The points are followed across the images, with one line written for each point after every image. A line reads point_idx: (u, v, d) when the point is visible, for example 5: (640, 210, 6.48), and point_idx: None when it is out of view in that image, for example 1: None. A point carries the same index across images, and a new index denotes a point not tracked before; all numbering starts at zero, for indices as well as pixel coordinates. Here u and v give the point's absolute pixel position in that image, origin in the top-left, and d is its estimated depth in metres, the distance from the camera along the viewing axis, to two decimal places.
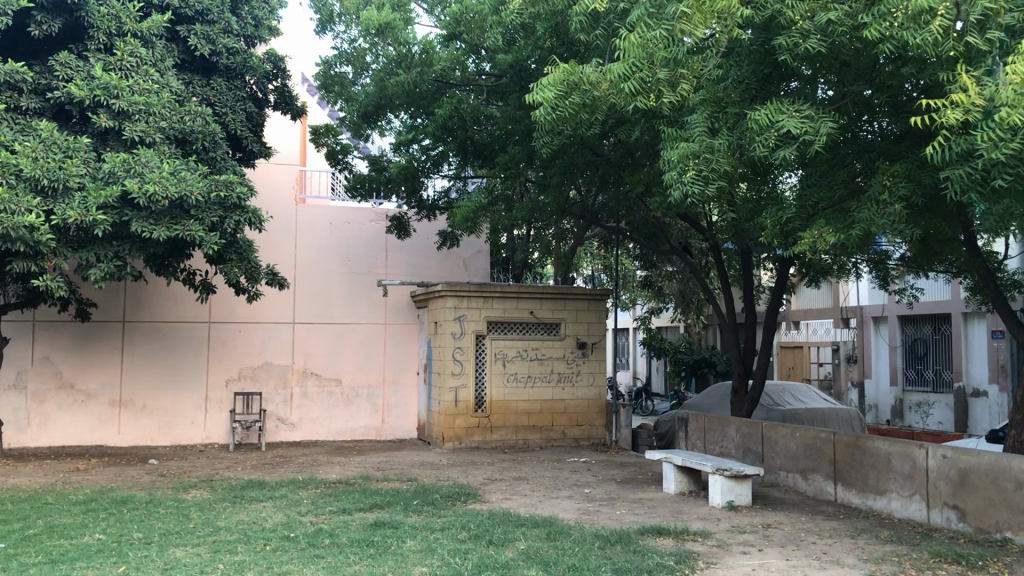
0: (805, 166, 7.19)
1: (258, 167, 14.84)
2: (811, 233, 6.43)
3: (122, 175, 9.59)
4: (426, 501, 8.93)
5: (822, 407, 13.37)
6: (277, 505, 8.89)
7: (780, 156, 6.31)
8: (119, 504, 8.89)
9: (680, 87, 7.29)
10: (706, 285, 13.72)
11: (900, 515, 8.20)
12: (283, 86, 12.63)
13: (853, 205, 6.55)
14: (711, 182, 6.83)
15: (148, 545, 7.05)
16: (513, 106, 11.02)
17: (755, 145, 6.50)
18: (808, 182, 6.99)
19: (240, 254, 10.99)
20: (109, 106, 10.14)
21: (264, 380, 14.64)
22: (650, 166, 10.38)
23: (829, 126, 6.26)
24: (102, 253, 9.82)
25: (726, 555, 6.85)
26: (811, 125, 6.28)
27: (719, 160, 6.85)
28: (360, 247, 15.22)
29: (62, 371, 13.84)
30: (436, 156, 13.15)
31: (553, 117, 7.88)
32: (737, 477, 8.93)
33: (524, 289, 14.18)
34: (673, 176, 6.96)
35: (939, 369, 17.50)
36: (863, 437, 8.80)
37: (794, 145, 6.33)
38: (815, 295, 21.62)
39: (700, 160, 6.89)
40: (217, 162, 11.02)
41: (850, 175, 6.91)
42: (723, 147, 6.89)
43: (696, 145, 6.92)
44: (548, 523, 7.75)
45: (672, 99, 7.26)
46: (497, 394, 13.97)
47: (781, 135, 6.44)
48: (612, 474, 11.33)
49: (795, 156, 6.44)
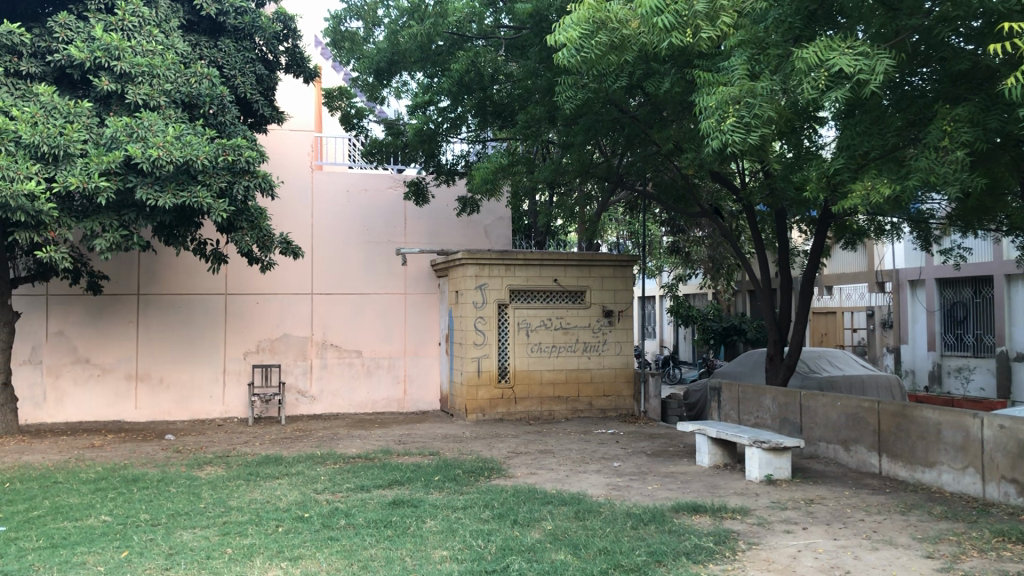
0: (849, 114, 6.64)
1: (271, 134, 14.37)
2: (863, 186, 5.88)
3: (125, 140, 9.18)
4: (448, 477, 8.52)
5: (860, 375, 12.83)
6: (293, 483, 8.51)
7: (831, 98, 5.76)
8: (129, 482, 8.54)
9: (720, 20, 6.90)
10: (739, 250, 13.15)
11: (952, 488, 7.69)
12: (294, 47, 12.06)
13: (908, 153, 6.01)
14: (754, 130, 6.28)
15: (154, 527, 6.68)
16: (533, 60, 10.44)
17: (802, 88, 5.94)
18: (856, 130, 6.46)
19: (251, 222, 10.57)
20: (110, 68, 9.69)
21: (283, 352, 14.29)
22: (681, 122, 9.80)
23: (887, 63, 5.68)
24: (107, 222, 9.42)
25: (769, 535, 6.37)
26: (866, 63, 5.70)
27: (762, 105, 6.31)
28: (379, 216, 14.76)
29: (77, 346, 13.57)
30: (454, 116, 12.63)
31: (577, 59, 7.22)
32: (776, 450, 8.44)
33: (548, 255, 13.67)
34: (711, 125, 6.44)
35: (980, 333, 16.86)
36: (911, 406, 8.28)
37: (847, 85, 5.77)
38: (848, 258, 20.98)
39: (741, 106, 6.38)
40: (226, 127, 10.55)
41: (906, 121, 6.36)
42: (766, 91, 6.32)
43: (736, 89, 6.40)
44: (577, 501, 7.31)
45: (713, 32, 6.82)
46: (521, 364, 13.53)
47: (833, 75, 5.87)
48: (642, 447, 10.88)
49: (848, 99, 5.88)
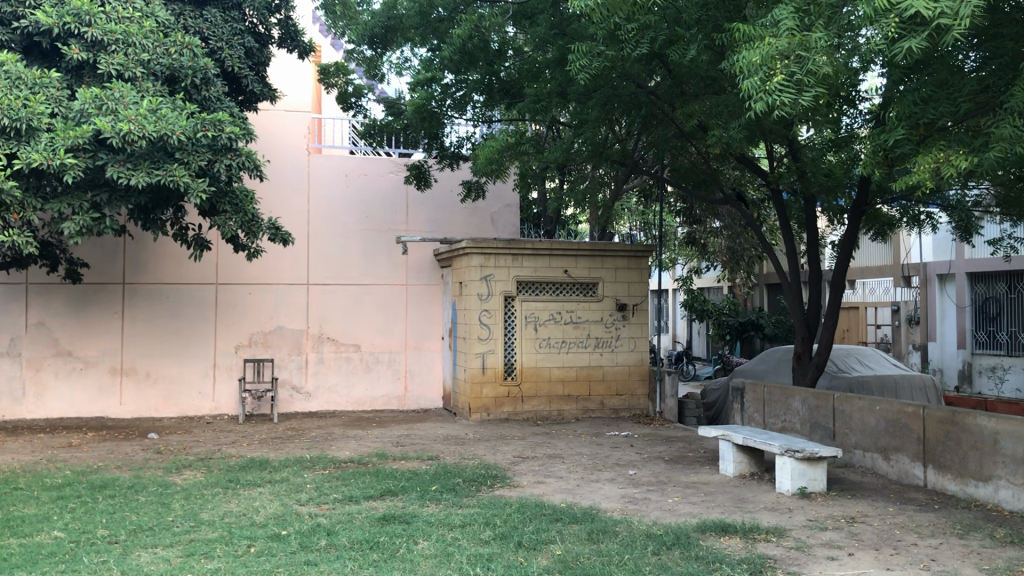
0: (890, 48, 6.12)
1: (265, 115, 13.56)
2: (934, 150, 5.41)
3: (94, 113, 8.40)
4: (447, 487, 7.70)
5: (892, 375, 11.96)
6: (275, 492, 7.71)
7: (905, 46, 5.29)
8: (95, 489, 7.75)
9: None
10: (763, 239, 12.26)
11: (1011, 506, 6.86)
12: (287, 19, 11.32)
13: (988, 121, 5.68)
14: (807, 91, 5.85)
15: (110, 546, 5.87)
16: (543, 27, 9.55)
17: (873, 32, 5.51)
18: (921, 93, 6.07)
19: (235, 205, 9.76)
20: (81, 35, 8.97)
21: (276, 346, 13.49)
22: (706, 98, 9.01)
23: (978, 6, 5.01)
24: (76, 204, 8.69)
25: (811, 562, 5.56)
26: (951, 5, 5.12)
27: (819, 61, 5.84)
28: (379, 202, 13.93)
29: (58, 337, 12.81)
30: (459, 96, 11.70)
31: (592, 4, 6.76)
32: (811, 460, 7.61)
33: (558, 246, 12.82)
34: (756, 83, 6.01)
35: (1014, 331, 15.95)
36: (961, 413, 7.43)
37: (926, 32, 5.27)
38: (873, 251, 20.10)
39: (790, 61, 5.99)
40: (210, 103, 9.74)
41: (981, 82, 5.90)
42: (822, 43, 5.93)
43: (785, 43, 5.99)
44: (590, 518, 6.50)
45: None
46: (529, 361, 12.70)
47: (908, 20, 5.40)
48: (659, 451, 10.05)
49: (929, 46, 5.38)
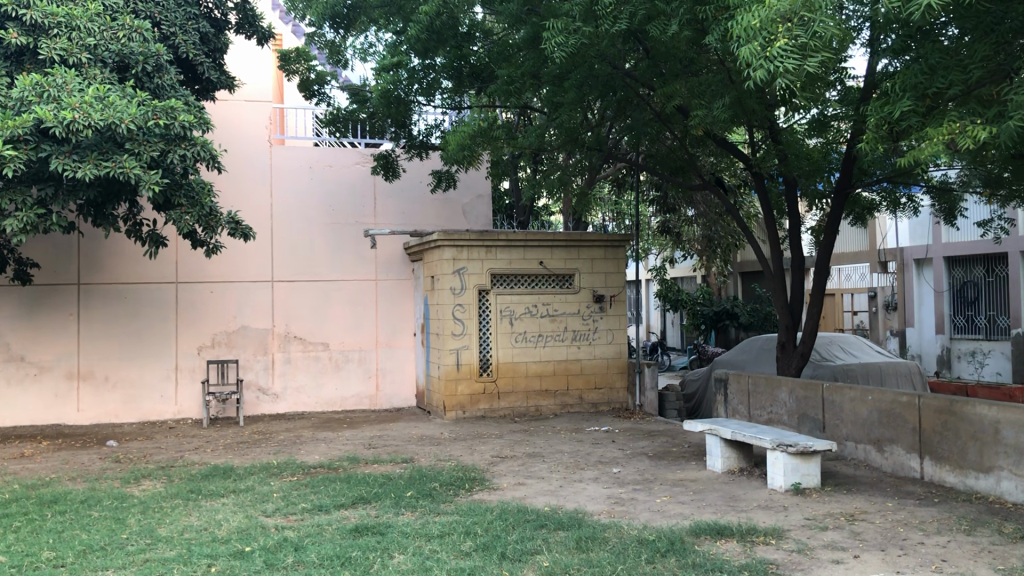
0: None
1: (224, 105, 12.98)
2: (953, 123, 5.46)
3: (35, 101, 7.89)
4: (422, 493, 7.26)
5: (876, 362, 11.69)
6: (239, 503, 7.22)
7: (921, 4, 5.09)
8: (44, 506, 7.20)
9: None
10: (743, 225, 11.91)
11: (1015, 498, 6.54)
12: (244, 3, 10.83)
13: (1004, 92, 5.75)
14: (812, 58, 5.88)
15: (55, 570, 5.36)
16: (515, 4, 9.11)
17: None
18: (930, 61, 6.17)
19: (191, 199, 9.24)
20: (19, 18, 8.49)
21: (241, 346, 12.94)
22: (685, 78, 8.64)
23: None
24: (19, 199, 8.13)
25: (816, 566, 5.20)
26: None
27: (825, 24, 5.91)
28: (345, 194, 13.42)
29: (10, 342, 12.19)
30: (427, 81, 11.24)
31: None
32: (805, 455, 7.26)
33: (533, 236, 12.40)
34: (756, 49, 6.10)
35: (992, 315, 15.86)
36: (959, 402, 7.11)
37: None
38: (848, 237, 19.91)
39: (795, 22, 6.04)
40: (163, 91, 9.21)
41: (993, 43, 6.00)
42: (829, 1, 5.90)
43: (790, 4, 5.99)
44: (576, 523, 6.09)
45: None
46: (504, 356, 12.28)
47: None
48: (643, 447, 9.68)
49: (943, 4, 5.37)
